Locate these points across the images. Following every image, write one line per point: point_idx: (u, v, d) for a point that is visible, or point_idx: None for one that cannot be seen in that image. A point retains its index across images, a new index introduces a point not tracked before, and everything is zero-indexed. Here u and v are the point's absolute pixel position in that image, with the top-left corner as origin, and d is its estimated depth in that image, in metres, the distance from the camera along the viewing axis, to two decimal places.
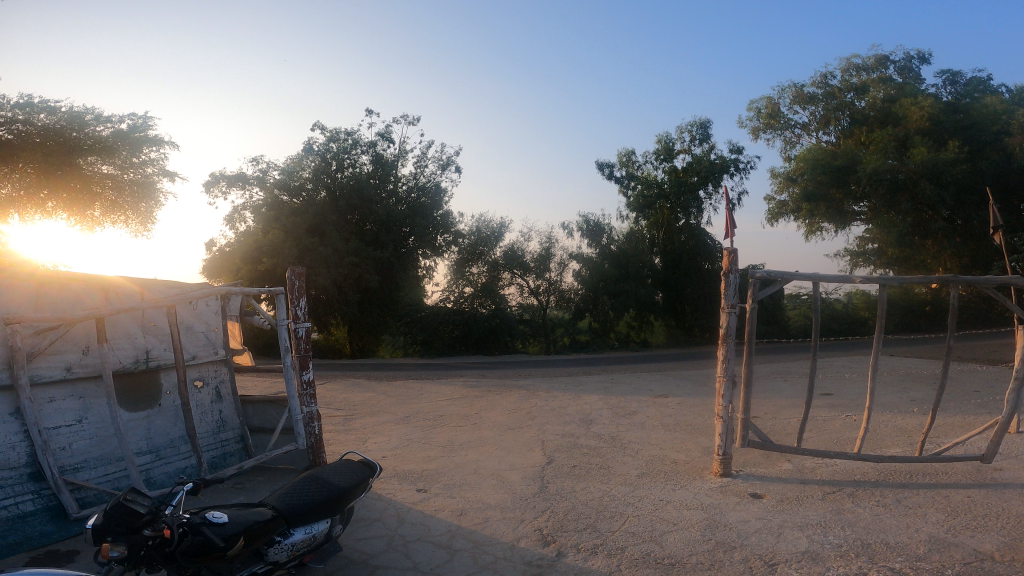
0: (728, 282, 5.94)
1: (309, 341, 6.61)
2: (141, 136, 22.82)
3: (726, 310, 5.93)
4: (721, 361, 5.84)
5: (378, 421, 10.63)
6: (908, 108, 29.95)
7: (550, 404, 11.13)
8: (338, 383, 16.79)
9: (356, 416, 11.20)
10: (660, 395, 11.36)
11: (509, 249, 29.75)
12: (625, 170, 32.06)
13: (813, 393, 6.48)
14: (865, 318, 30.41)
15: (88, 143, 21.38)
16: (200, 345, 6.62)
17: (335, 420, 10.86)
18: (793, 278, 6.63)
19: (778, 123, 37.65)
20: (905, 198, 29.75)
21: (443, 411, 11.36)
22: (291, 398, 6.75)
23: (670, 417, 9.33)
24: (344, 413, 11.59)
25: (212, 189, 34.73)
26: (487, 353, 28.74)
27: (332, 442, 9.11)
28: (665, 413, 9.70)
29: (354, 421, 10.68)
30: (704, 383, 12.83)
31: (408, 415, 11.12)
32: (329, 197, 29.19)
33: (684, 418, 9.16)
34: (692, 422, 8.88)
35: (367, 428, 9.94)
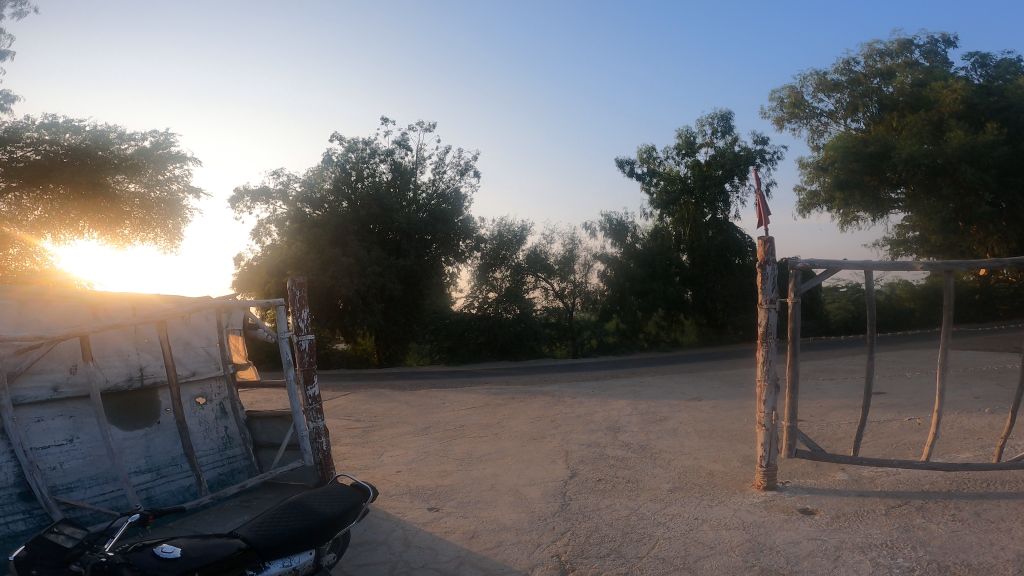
0: (766, 274, 5.29)
1: (314, 353, 6.22)
2: (165, 153, 23.19)
3: (765, 306, 5.29)
4: (762, 363, 5.23)
5: (397, 433, 10.27)
6: (940, 90, 28.55)
7: (576, 411, 10.60)
8: (361, 393, 16.56)
9: (375, 428, 10.86)
10: (693, 398, 10.70)
11: (532, 252, 29.18)
12: (646, 167, 31.31)
13: (869, 396, 5.78)
14: (908, 310, 28.88)
15: (114, 162, 21.79)
16: (200, 360, 6.34)
17: (353, 432, 10.53)
18: (839, 268, 5.96)
19: (803, 112, 36.33)
20: (946, 182, 28.16)
21: (464, 421, 10.91)
22: (296, 413, 6.38)
23: (705, 423, 8.68)
24: (363, 425, 11.27)
25: (237, 204, 35.34)
26: (513, 359, 28.27)
27: (346, 456, 8.75)
28: (699, 418, 9.04)
29: (373, 433, 10.34)
30: (741, 385, 12.06)
31: (428, 426, 10.73)
32: (351, 207, 29.30)
33: (720, 424, 8.51)
34: (729, 428, 8.22)
35: (384, 441, 9.57)
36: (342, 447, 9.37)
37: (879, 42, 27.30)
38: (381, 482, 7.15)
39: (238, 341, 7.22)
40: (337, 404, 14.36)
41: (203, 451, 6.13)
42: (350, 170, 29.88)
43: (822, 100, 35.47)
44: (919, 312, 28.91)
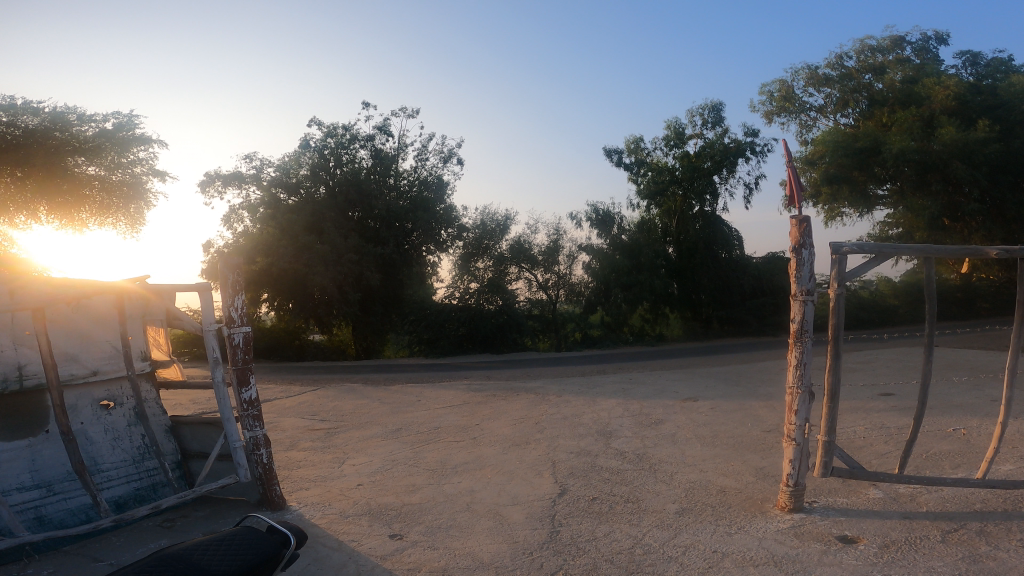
0: (801, 259, 4.39)
1: (249, 349, 5.28)
2: (128, 135, 22.04)
3: (799, 299, 4.40)
4: (794, 366, 4.37)
5: (364, 436, 9.19)
6: (932, 87, 28.16)
7: (562, 412, 9.63)
8: (330, 389, 15.40)
9: (340, 430, 9.78)
10: (689, 398, 9.83)
11: (516, 242, 28.18)
12: (634, 157, 30.45)
13: (921, 404, 4.95)
14: (893, 307, 28.57)
15: (73, 143, 20.64)
16: (103, 356, 5.45)
17: (314, 435, 9.44)
18: (888, 253, 5.07)
19: (792, 106, 35.79)
20: (936, 179, 27.81)
21: (439, 422, 9.90)
22: (228, 419, 5.45)
23: (706, 427, 7.79)
24: (327, 426, 10.19)
25: (207, 189, 33.61)
26: (494, 351, 27.32)
27: (302, 464, 7.67)
28: (699, 422, 8.15)
29: (336, 436, 9.26)
30: (737, 383, 11.27)
31: (399, 428, 9.67)
32: (329, 193, 27.98)
33: (724, 429, 7.62)
34: (735, 434, 7.33)
35: (348, 446, 8.52)
36: (299, 453, 8.28)
37: (872, 38, 26.84)
38: (338, 498, 6.10)
39: (159, 333, 6.26)
40: (303, 402, 13.22)
41: (111, 463, 5.32)
42: (328, 155, 28.46)
43: (812, 95, 34.93)
44: (903, 309, 28.72)
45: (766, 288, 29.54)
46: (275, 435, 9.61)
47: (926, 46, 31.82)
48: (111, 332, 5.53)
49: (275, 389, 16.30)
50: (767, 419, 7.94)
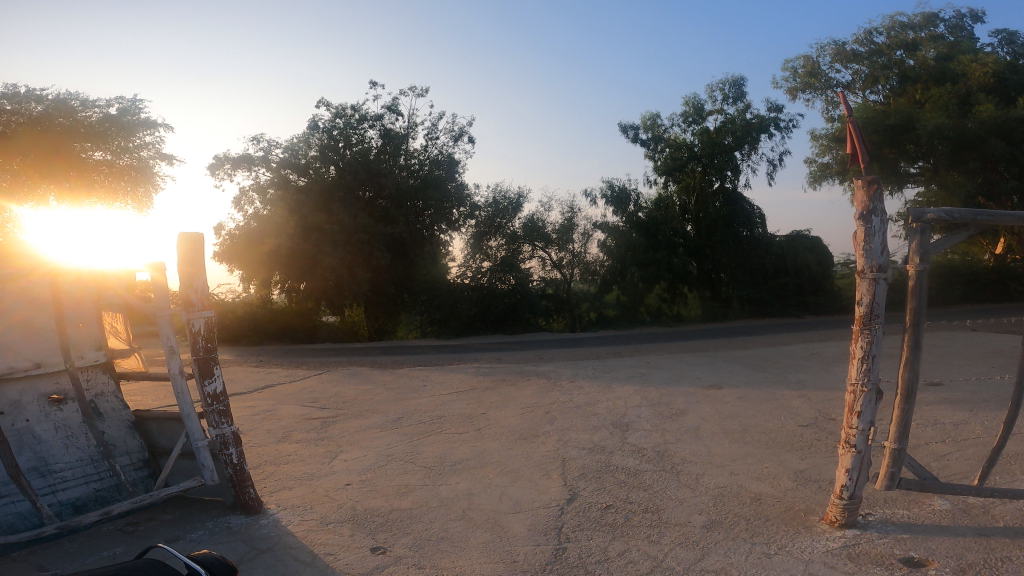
0: (871, 229, 3.71)
1: (210, 337, 4.83)
2: (133, 120, 23.28)
3: (867, 277, 3.74)
4: (860, 359, 3.77)
5: (361, 426, 8.58)
6: (969, 65, 27.46)
7: (574, 400, 8.90)
8: (333, 373, 14.85)
9: (337, 419, 9.21)
10: (714, 386, 9.04)
11: (528, 220, 27.29)
12: (651, 134, 29.15)
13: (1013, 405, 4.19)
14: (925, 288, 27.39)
15: (82, 130, 21.95)
16: (46, 345, 5.07)
17: (310, 425, 8.89)
18: (981, 219, 4.34)
19: (817, 82, 34.04)
20: (974, 155, 26.39)
21: (443, 410, 9.29)
22: (189, 416, 5.03)
23: (734, 420, 7.03)
24: (325, 415, 9.62)
25: (216, 171, 33.19)
26: (507, 332, 26.68)
27: (291, 459, 7.11)
28: (725, 413, 7.38)
29: (333, 427, 8.68)
30: (766, 369, 10.44)
31: (400, 417, 9.08)
32: (338, 173, 27.34)
33: (755, 423, 6.84)
34: (768, 429, 6.55)
35: (343, 437, 7.95)
36: (290, 447, 7.71)
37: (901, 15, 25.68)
38: (321, 501, 5.54)
39: (118, 319, 5.83)
40: (303, 388, 12.67)
41: (64, 463, 4.90)
42: (336, 137, 27.78)
43: (840, 68, 33.16)
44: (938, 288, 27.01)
45: (789, 266, 28.44)
46: (269, 425, 9.07)
47: (960, 25, 30.74)
48: (54, 320, 5.12)
49: (277, 373, 15.81)
50: (802, 411, 7.15)
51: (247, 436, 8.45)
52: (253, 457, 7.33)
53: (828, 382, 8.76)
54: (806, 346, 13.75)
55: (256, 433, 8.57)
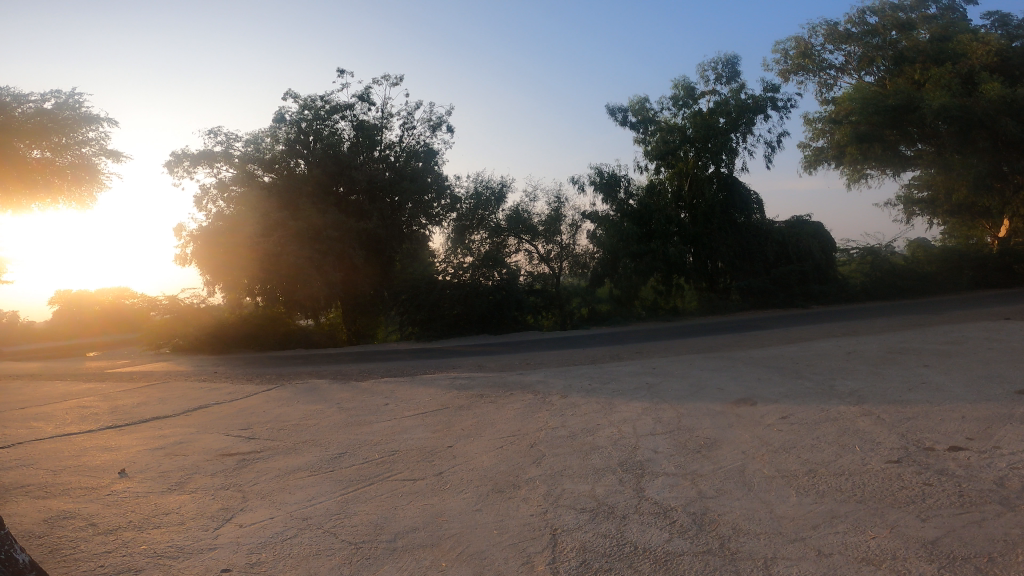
0: None
1: None
2: (72, 113, 20.80)
3: None
4: None
5: (294, 465, 6.61)
6: (969, 43, 26.90)
7: (568, 422, 7.00)
8: (282, 387, 12.71)
9: (265, 454, 7.21)
10: (746, 401, 7.23)
11: (513, 211, 25.58)
12: (639, 117, 27.19)
13: None
14: (933, 274, 27.20)
15: (15, 126, 19.66)
16: None
17: (222, 463, 6.87)
18: None
19: (811, 62, 32.13)
20: (982, 135, 25.78)
21: (401, 441, 7.29)
22: None
23: (792, 455, 5.26)
24: (250, 447, 7.61)
25: (173, 169, 30.70)
26: (493, 332, 24.54)
27: (167, 521, 5.14)
28: (776, 443, 5.60)
29: (253, 466, 6.69)
30: (802, 374, 8.60)
31: (344, 451, 7.09)
32: (309, 169, 25.14)
33: (823, 459, 5.07)
34: (845, 470, 4.79)
35: (256, 484, 5.97)
36: (178, 498, 5.73)
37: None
38: None
39: None
40: (238, 408, 10.55)
41: None
42: (305, 130, 25.45)
43: (833, 49, 31.56)
44: (942, 276, 27.37)
45: (791, 253, 26.64)
46: (168, 464, 7.02)
47: (952, 5, 30.59)
48: None
49: (217, 388, 13.61)
50: (880, 439, 5.41)
51: (133, 481, 6.42)
52: (120, 516, 5.35)
53: (890, 394, 7.01)
54: (832, 343, 12.00)
55: (147, 477, 6.54)
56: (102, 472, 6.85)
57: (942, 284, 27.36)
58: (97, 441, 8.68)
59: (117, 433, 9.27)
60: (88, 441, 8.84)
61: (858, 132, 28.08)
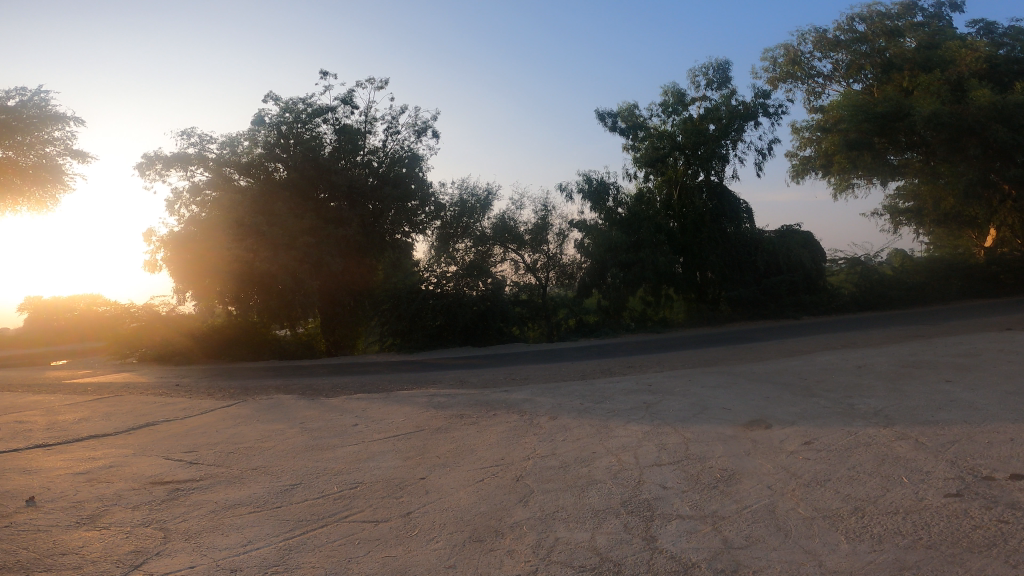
0: None
1: None
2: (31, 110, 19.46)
3: None
4: None
5: (230, 500, 5.57)
6: (957, 50, 27.38)
7: (559, 449, 6.11)
8: (244, 403, 11.61)
9: (202, 483, 6.19)
10: (759, 423, 6.42)
11: (499, 219, 24.88)
12: (628, 124, 26.73)
13: None
14: (924, 283, 26.95)
15: None
16: None
17: (155, 492, 5.93)
18: None
19: (800, 70, 32.21)
20: (972, 142, 26.10)
21: (371, 467, 6.40)
22: None
23: (829, 490, 4.63)
24: (188, 473, 6.59)
25: (145, 172, 29.38)
26: (476, 344, 23.52)
27: (68, 566, 4.30)
28: (807, 476, 4.91)
29: (184, 497, 5.71)
30: (813, 390, 7.96)
31: (302, 480, 6.17)
32: (289, 174, 24.11)
33: (868, 495, 4.48)
34: (900, 507, 4.25)
35: (189, 521, 5.06)
36: (85, 535, 4.88)
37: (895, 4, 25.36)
38: None
39: None
40: (189, 426, 9.45)
41: None
42: (284, 133, 24.32)
43: (822, 57, 31.77)
44: (932, 285, 27.14)
45: (781, 264, 26.12)
46: (87, 492, 6.09)
47: (936, 16, 31.23)
48: None
49: (172, 403, 12.42)
50: (928, 467, 4.88)
51: (40, 511, 5.48)
52: (9, 554, 4.51)
53: (919, 413, 6.42)
54: (835, 356, 11.32)
55: (57, 506, 5.62)
56: (6, 500, 5.84)
57: (931, 294, 27.16)
58: (20, 462, 7.62)
59: (45, 453, 8.20)
60: (9, 461, 7.77)
61: (849, 139, 28.10)
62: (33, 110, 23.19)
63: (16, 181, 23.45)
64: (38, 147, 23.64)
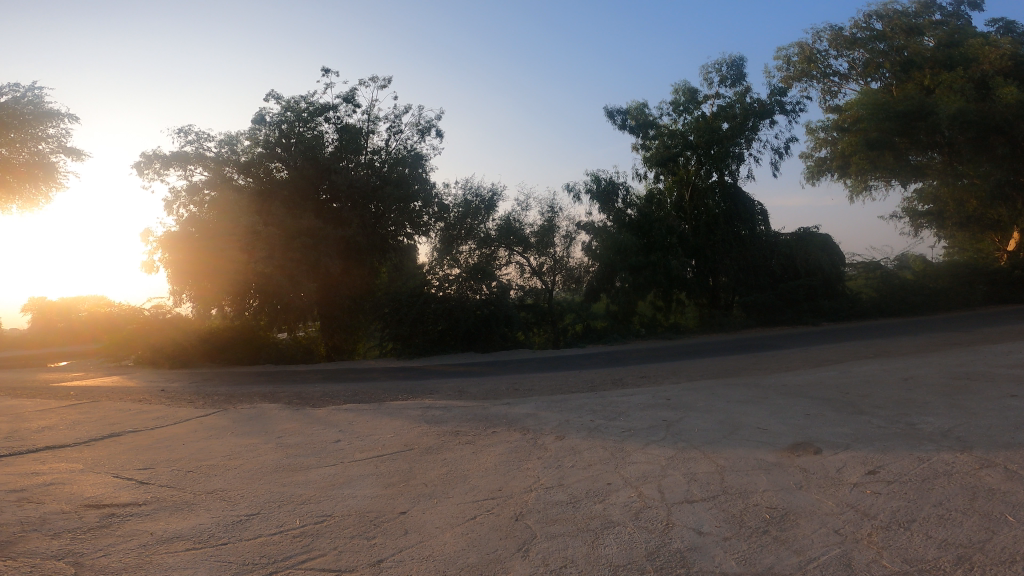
0: None
1: None
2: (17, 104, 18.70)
3: None
4: None
5: (167, 532, 4.85)
6: (980, 47, 26.30)
7: (568, 478, 5.16)
8: (223, 413, 10.66)
9: (144, 508, 5.48)
10: (805, 447, 5.46)
11: (504, 221, 24.02)
12: (638, 122, 25.75)
13: None
14: (948, 288, 25.74)
15: None
16: None
17: (87, 521, 5.17)
18: None
19: (815, 68, 31.13)
20: (1000, 141, 25.00)
21: (348, 493, 5.52)
22: None
23: (917, 534, 3.83)
24: (133, 496, 5.86)
25: (143, 171, 28.70)
26: (480, 350, 22.50)
27: None
28: (884, 517, 4.07)
29: (117, 527, 5.03)
30: (857, 405, 7.04)
31: (262, 507, 5.33)
32: (290, 174, 23.26)
33: (970, 539, 3.72)
34: (1017, 558, 3.49)
35: (118, 564, 4.29)
36: None
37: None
38: None
39: None
40: (156, 439, 8.53)
41: None
42: (285, 133, 23.42)
43: (838, 55, 30.65)
44: (956, 290, 25.94)
45: (800, 268, 24.93)
46: (12, 514, 5.37)
47: (954, 14, 30.27)
48: None
49: (147, 411, 11.56)
50: None
51: None
52: None
53: (995, 435, 5.54)
54: (871, 365, 10.30)
55: None
56: None
57: (957, 299, 25.89)
58: None
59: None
60: None
61: (869, 138, 27.05)
62: (28, 107, 22.45)
63: (9, 178, 22.85)
64: (30, 144, 22.96)
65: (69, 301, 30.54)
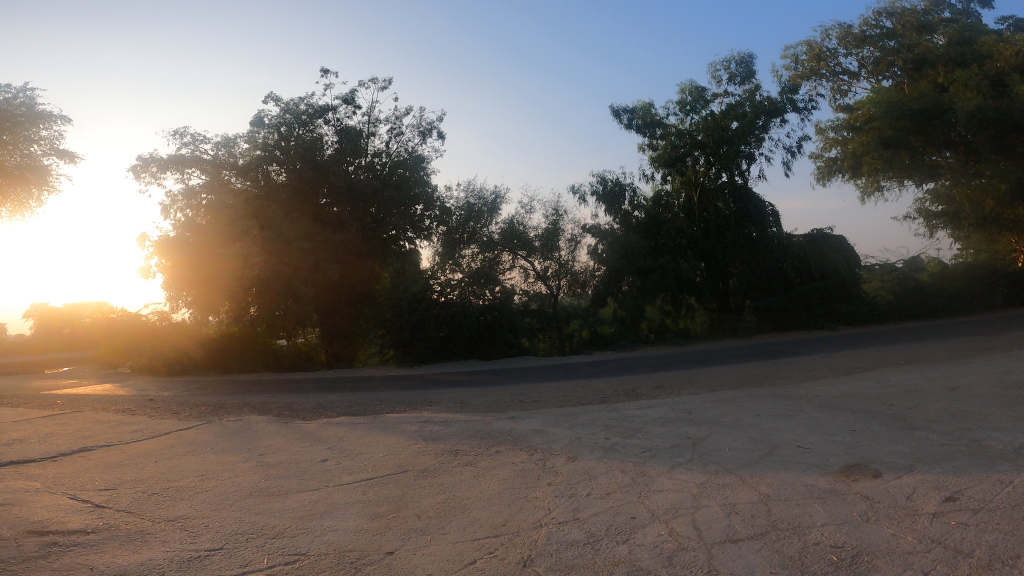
0: None
1: None
2: None
3: None
4: None
5: (109, 572, 4.10)
6: (994, 44, 25.55)
7: (584, 512, 4.38)
8: (206, 426, 9.89)
9: (93, 537, 4.75)
10: (862, 470, 4.68)
11: (507, 224, 23.35)
12: (645, 121, 25.01)
13: None
14: (968, 290, 24.86)
15: None
16: None
17: (24, 550, 4.45)
18: None
19: (824, 67, 30.42)
20: (1020, 139, 24.16)
21: (331, 523, 4.79)
22: None
23: None
24: (84, 521, 5.12)
25: (140, 175, 28.17)
26: (482, 357, 21.72)
27: None
28: (982, 556, 3.35)
29: (55, 559, 4.30)
30: (907, 417, 6.27)
31: (232, 539, 4.58)
32: (289, 177, 22.60)
33: None
34: None
35: None
36: None
37: None
38: None
39: None
40: (126, 455, 7.78)
41: None
42: (284, 135, 22.77)
43: (848, 54, 29.92)
44: (977, 292, 25.03)
45: (814, 270, 24.08)
46: None
47: (965, 12, 29.57)
48: None
49: (124, 423, 10.78)
50: None
51: None
52: None
53: None
54: (906, 373, 9.50)
55: None
56: None
57: (976, 302, 24.99)
58: None
59: None
60: None
61: (883, 137, 26.23)
62: (21, 108, 22.01)
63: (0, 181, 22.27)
64: (23, 146, 22.44)
65: (68, 308, 29.91)
